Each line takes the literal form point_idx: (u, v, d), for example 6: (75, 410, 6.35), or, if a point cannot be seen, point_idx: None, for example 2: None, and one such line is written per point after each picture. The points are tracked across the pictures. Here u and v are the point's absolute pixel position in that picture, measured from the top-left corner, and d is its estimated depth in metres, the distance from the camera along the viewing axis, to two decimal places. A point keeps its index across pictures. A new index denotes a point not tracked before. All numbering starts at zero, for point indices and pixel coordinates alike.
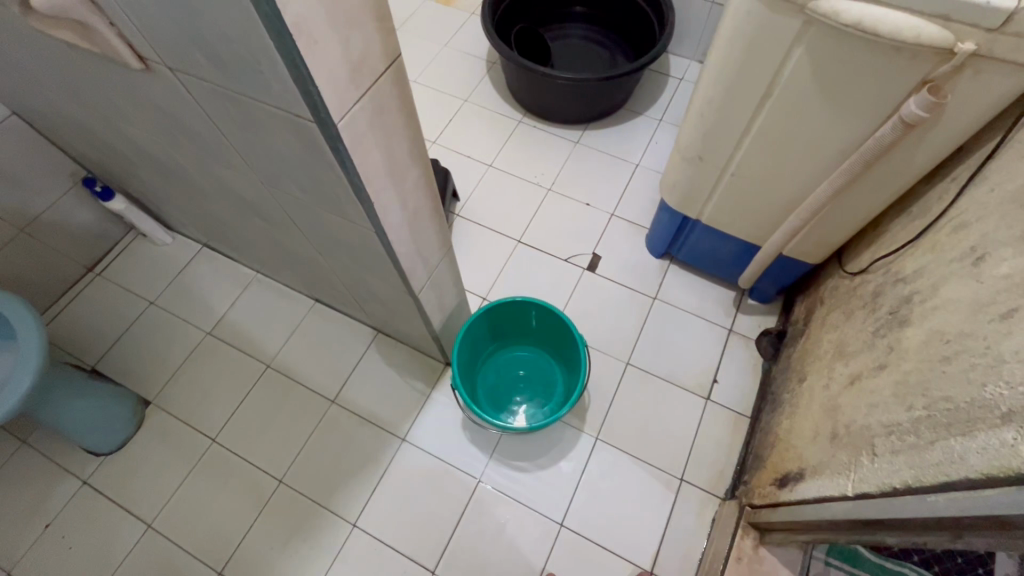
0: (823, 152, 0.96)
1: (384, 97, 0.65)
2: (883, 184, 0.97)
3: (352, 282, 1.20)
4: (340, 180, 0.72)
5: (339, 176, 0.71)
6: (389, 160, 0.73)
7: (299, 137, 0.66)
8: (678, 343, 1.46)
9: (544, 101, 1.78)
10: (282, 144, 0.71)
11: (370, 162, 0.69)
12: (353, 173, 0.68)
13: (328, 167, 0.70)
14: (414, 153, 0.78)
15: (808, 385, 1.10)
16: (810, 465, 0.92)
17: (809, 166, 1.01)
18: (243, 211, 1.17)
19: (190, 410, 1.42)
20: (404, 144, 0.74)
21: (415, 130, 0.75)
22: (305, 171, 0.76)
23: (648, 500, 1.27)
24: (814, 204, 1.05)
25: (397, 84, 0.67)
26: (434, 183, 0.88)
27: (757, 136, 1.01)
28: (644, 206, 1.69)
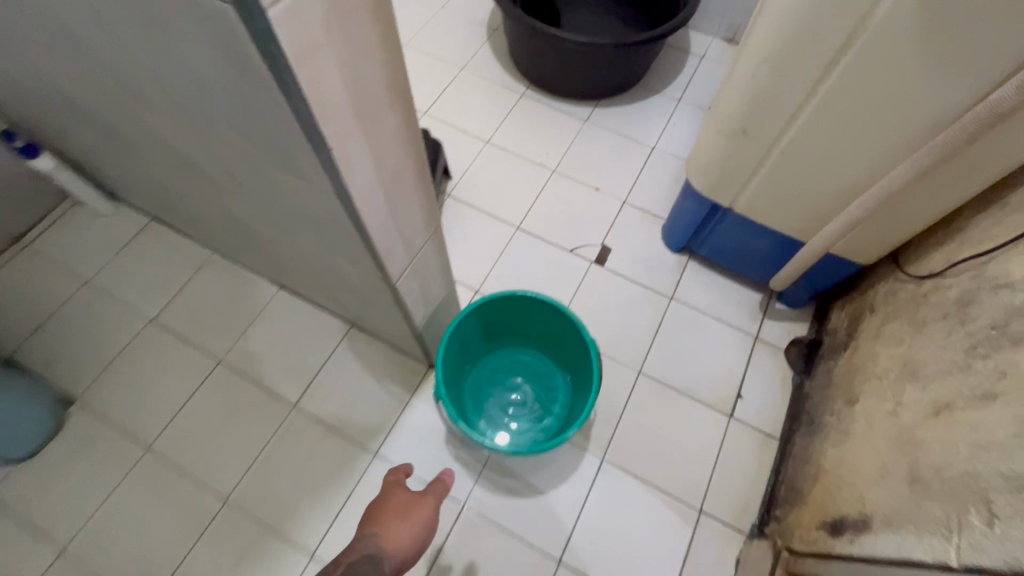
0: (912, 118, 0.79)
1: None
2: (981, 163, 0.79)
3: (318, 267, 0.99)
4: (287, 116, 0.51)
5: (286, 111, 0.50)
6: (358, 94, 0.53)
7: (226, 44, 0.45)
8: (697, 350, 1.28)
9: (551, 71, 1.58)
10: (206, 61, 0.50)
11: (326, 89, 0.48)
12: (302, 102, 0.47)
13: (269, 95, 0.49)
14: (393, 89, 0.57)
15: (864, 409, 0.91)
16: (881, 513, 0.74)
17: (889, 137, 0.83)
18: (185, 173, 0.95)
19: (123, 411, 1.20)
20: (379, 75, 0.54)
21: (396, 56, 0.55)
22: (242, 107, 0.55)
23: (662, 535, 1.08)
24: (887, 188, 0.86)
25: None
26: (420, 139, 0.68)
27: (824, 100, 0.83)
28: (660, 194, 1.50)
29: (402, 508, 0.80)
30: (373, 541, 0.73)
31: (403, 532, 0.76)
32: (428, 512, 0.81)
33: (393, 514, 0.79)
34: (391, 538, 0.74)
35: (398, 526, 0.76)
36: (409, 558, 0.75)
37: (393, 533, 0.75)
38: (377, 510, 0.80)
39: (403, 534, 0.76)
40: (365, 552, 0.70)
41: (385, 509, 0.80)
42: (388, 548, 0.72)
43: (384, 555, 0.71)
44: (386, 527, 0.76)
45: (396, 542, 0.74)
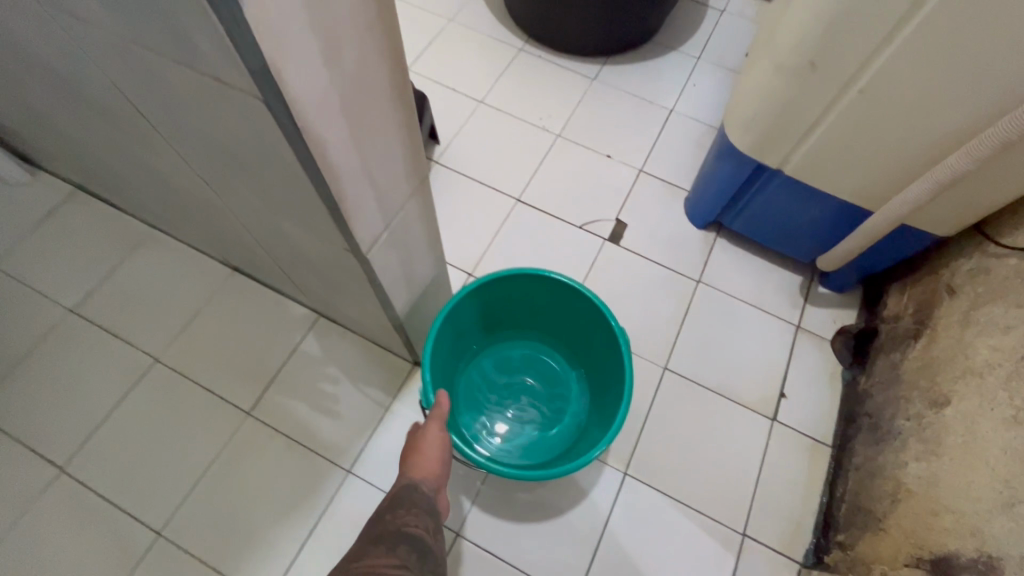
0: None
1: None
2: None
3: (270, 239, 0.77)
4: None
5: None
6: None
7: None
8: (731, 341, 1.09)
9: (554, 20, 1.36)
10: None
11: None
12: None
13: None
14: None
15: (961, 413, 0.73)
16: (1014, 556, 0.56)
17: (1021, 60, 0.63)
18: (87, 113, 0.72)
19: (32, 423, 0.97)
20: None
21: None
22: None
23: (699, 565, 0.90)
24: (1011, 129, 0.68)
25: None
26: (399, 39, 0.46)
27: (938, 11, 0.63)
28: (681, 162, 1.30)
29: (414, 437, 0.68)
30: (402, 476, 0.64)
31: (426, 458, 0.65)
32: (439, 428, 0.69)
33: (408, 446, 0.68)
34: (417, 466, 0.64)
35: (418, 455, 0.66)
36: (444, 478, 0.66)
37: (417, 461, 0.65)
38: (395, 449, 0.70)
39: (427, 457, 0.65)
40: (402, 487, 0.62)
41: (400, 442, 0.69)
42: (419, 478, 0.63)
43: (421, 485, 0.62)
44: (409, 457, 0.66)
45: (425, 468, 0.64)
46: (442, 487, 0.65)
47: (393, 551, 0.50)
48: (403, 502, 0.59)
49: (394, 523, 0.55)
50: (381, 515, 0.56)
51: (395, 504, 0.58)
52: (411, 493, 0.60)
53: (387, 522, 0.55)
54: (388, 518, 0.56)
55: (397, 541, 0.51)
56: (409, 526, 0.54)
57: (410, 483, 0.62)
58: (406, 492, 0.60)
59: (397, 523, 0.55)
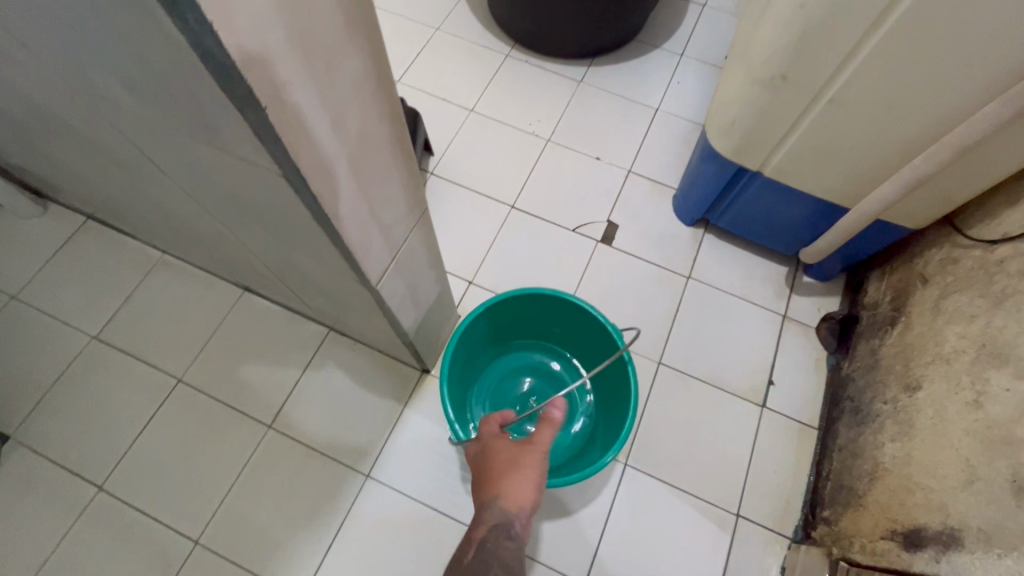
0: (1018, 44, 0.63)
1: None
2: None
3: (282, 267, 0.83)
4: (190, 57, 0.33)
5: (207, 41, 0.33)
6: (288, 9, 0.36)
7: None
8: (721, 334, 1.15)
9: (538, 26, 1.39)
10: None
11: (248, 22, 0.32)
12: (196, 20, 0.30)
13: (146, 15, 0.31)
14: (353, 26, 0.41)
15: (931, 397, 0.79)
16: (975, 527, 0.63)
17: (980, 71, 0.67)
18: (102, 161, 0.76)
19: (66, 447, 1.04)
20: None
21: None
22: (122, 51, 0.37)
23: (696, 545, 0.97)
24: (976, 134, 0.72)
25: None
26: (397, 96, 0.51)
27: (900, 27, 0.66)
28: (668, 160, 1.34)
29: (511, 460, 0.67)
30: (494, 511, 0.62)
31: (522, 484, 0.65)
32: (538, 454, 0.68)
33: (505, 464, 0.67)
34: (512, 498, 0.63)
35: (514, 480, 0.65)
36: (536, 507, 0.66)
37: (511, 490, 0.64)
38: (480, 472, 0.69)
39: (524, 485, 0.65)
40: (492, 530, 0.60)
41: (492, 464, 0.69)
42: (514, 514, 0.62)
43: (515, 523, 0.61)
44: (504, 485, 0.65)
45: (520, 500, 0.63)
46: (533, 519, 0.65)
47: None
48: (490, 559, 0.57)
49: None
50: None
51: (481, 561, 0.57)
52: (501, 540, 0.59)
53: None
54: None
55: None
56: None
57: (500, 523, 0.61)
58: (497, 538, 0.59)
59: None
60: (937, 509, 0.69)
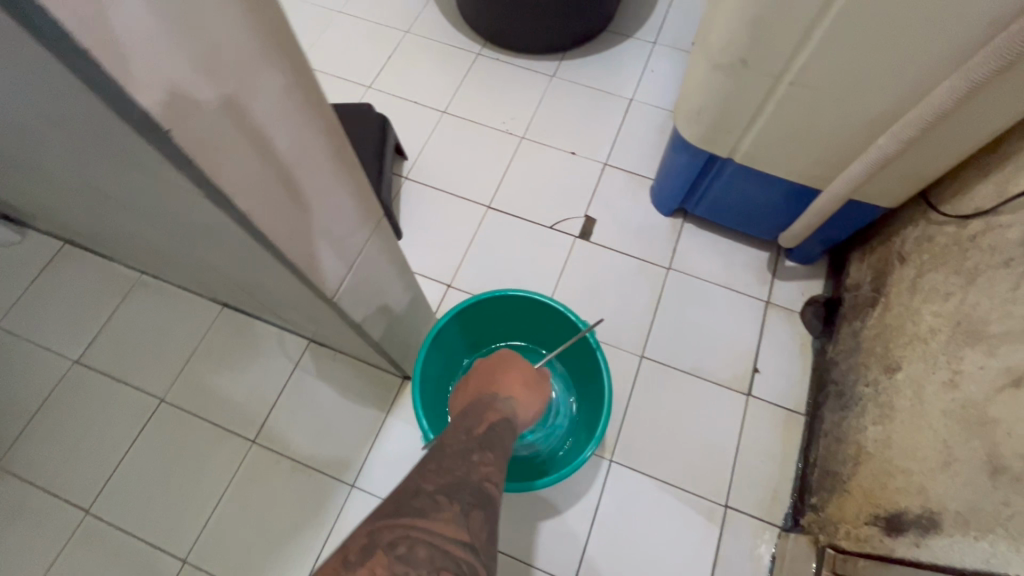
0: (972, 15, 0.61)
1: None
2: None
3: (248, 283, 0.82)
4: (75, 87, 0.32)
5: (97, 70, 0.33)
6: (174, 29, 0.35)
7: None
8: (703, 324, 1.14)
9: (507, 23, 1.38)
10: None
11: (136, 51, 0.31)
12: (68, 44, 0.29)
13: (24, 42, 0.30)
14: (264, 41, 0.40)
15: (911, 378, 0.78)
16: (952, 510, 0.62)
17: (937, 44, 0.66)
18: (59, 190, 0.76)
19: (53, 472, 1.04)
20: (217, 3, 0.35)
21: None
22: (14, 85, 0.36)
23: (685, 538, 0.96)
24: (937, 108, 0.70)
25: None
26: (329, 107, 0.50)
27: (852, 4, 0.65)
28: (644, 151, 1.33)
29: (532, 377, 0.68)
30: (509, 406, 0.61)
31: (532, 400, 0.65)
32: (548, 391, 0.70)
33: (523, 372, 0.67)
34: (522, 407, 0.63)
35: (528, 393, 0.65)
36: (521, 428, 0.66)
37: (524, 399, 0.64)
38: (494, 368, 0.67)
39: (533, 402, 0.65)
40: (503, 421, 0.58)
41: (508, 364, 0.67)
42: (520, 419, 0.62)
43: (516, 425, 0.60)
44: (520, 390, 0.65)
45: (526, 411, 0.64)
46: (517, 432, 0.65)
47: (464, 514, 0.45)
48: (495, 443, 0.54)
49: (478, 470, 0.49)
50: (465, 453, 0.51)
51: (487, 441, 0.53)
52: (508, 433, 0.57)
53: (471, 465, 0.49)
54: (475, 460, 0.50)
55: (472, 501, 0.46)
56: (486, 482, 0.49)
57: (511, 419, 0.59)
58: (506, 429, 0.57)
59: (479, 471, 0.49)
60: (919, 493, 0.68)
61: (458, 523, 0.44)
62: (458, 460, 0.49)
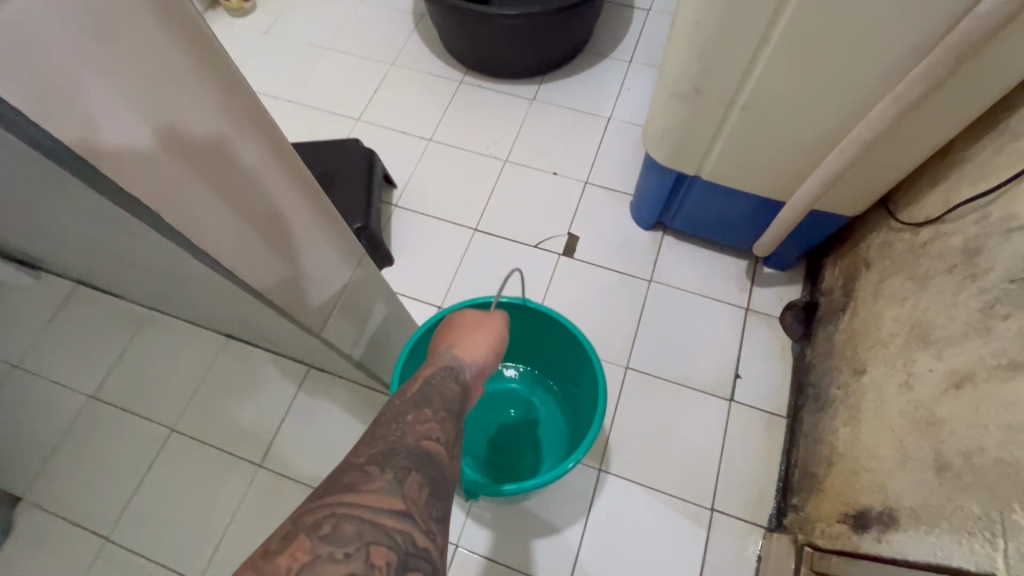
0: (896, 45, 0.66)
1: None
2: (977, 79, 0.67)
3: (244, 319, 0.88)
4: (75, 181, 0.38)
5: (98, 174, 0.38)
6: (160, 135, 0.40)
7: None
8: (685, 333, 1.18)
9: (486, 52, 1.44)
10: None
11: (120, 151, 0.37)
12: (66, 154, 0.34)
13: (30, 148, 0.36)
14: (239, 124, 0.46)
15: (875, 380, 0.82)
16: (907, 506, 0.65)
17: (867, 69, 0.70)
18: (69, 244, 0.82)
19: (75, 501, 1.11)
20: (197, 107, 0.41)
21: (232, 78, 0.43)
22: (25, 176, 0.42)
23: (672, 541, 1.00)
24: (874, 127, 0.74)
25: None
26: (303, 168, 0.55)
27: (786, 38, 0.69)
28: (623, 168, 1.38)
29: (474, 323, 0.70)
30: (448, 355, 0.61)
31: (477, 349, 0.65)
32: (500, 332, 0.70)
33: (465, 332, 0.68)
34: (465, 354, 0.63)
35: (471, 345, 0.65)
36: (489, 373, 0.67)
37: (467, 349, 0.64)
38: (441, 340, 0.69)
39: (478, 348, 0.65)
40: (439, 372, 0.57)
41: (455, 331, 0.69)
42: (464, 363, 0.61)
43: (461, 370, 0.59)
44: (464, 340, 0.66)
45: (473, 358, 0.63)
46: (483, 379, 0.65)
47: (399, 480, 0.42)
48: (432, 398, 0.52)
49: (414, 431, 0.47)
50: (400, 416, 0.48)
51: (422, 399, 0.52)
52: (450, 379, 0.57)
53: (405, 426, 0.47)
54: (409, 418, 0.48)
55: (407, 465, 0.44)
56: (425, 440, 0.47)
57: (452, 365, 0.59)
58: (443, 378, 0.56)
59: (416, 432, 0.47)
60: (881, 492, 0.71)
61: (392, 494, 0.41)
62: (396, 426, 0.47)
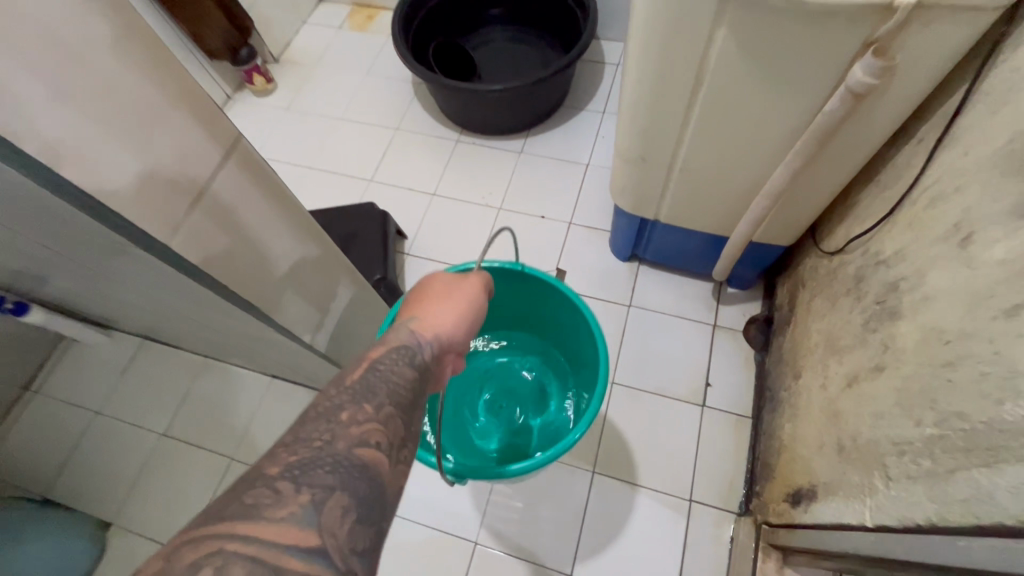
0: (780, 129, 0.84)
1: (223, 196, 0.67)
2: (849, 150, 0.84)
3: (293, 363, 1.09)
4: None
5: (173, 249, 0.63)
6: None
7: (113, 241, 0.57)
8: (661, 350, 1.37)
9: (476, 115, 1.67)
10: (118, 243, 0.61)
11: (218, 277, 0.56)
12: None
13: None
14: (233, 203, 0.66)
15: (806, 382, 0.99)
16: (823, 482, 0.83)
17: (763, 147, 0.89)
18: (159, 313, 1.05)
19: (152, 526, 1.33)
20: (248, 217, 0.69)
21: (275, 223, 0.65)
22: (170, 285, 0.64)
23: (657, 529, 1.18)
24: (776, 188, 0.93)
25: (239, 171, 0.68)
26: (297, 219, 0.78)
27: (699, 125, 0.89)
28: (601, 208, 1.59)
29: (441, 295, 0.70)
30: (407, 329, 0.62)
31: (437, 326, 0.65)
32: (467, 306, 0.70)
33: (430, 305, 0.69)
34: (425, 331, 0.63)
35: (432, 321, 0.65)
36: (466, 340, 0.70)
37: (428, 326, 0.64)
38: (407, 309, 0.70)
39: (439, 325, 0.65)
40: (392, 354, 0.57)
41: (423, 302, 0.70)
42: (421, 340, 0.61)
43: (417, 349, 0.60)
44: (424, 312, 0.67)
45: (433, 334, 0.64)
46: (454, 351, 0.67)
47: (312, 508, 0.42)
48: (374, 391, 0.53)
49: (345, 436, 0.48)
50: (333, 415, 0.49)
51: (363, 391, 0.52)
52: (402, 361, 0.57)
53: (338, 426, 0.48)
54: (344, 418, 0.49)
55: (328, 484, 0.44)
56: (356, 450, 0.47)
57: (408, 345, 0.60)
58: (392, 363, 0.57)
59: (347, 436, 0.48)
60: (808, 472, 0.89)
61: (305, 523, 0.42)
62: (329, 434, 0.47)
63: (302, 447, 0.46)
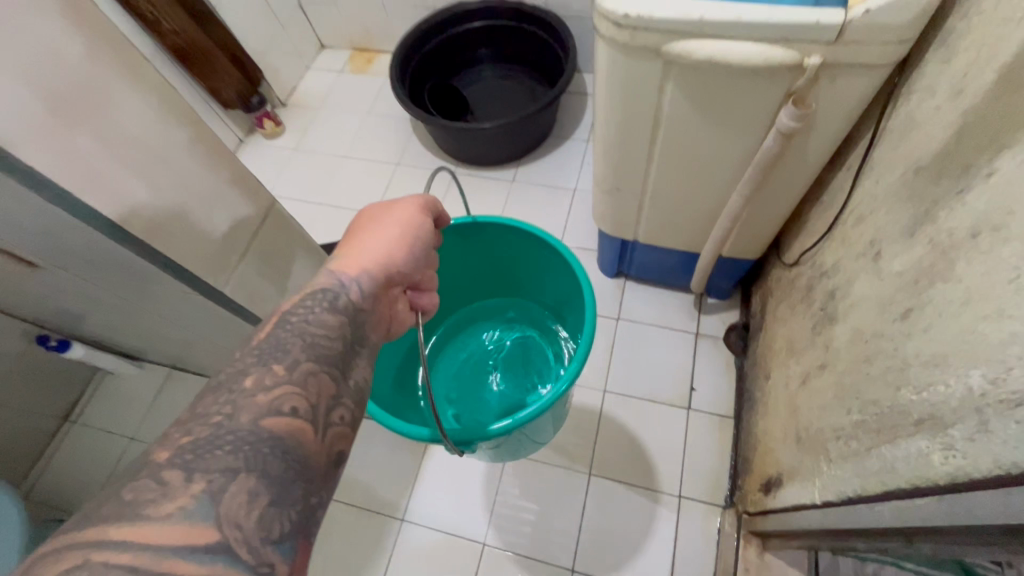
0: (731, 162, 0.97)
1: None
2: (792, 177, 0.96)
3: None
4: None
5: None
6: None
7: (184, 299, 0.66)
8: (648, 359, 1.48)
9: (470, 149, 1.81)
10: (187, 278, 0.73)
11: None
12: None
13: None
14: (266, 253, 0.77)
15: (774, 382, 1.10)
16: (787, 470, 0.93)
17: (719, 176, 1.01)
18: (192, 344, 1.17)
19: None
20: None
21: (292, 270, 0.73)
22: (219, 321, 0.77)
23: (651, 524, 1.28)
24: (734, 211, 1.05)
25: None
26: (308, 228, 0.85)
27: (661, 161, 1.02)
28: (589, 229, 1.72)
29: (372, 229, 0.73)
30: (335, 269, 0.67)
31: (367, 259, 0.69)
32: (399, 235, 0.73)
33: (362, 238, 0.72)
34: (353, 268, 0.67)
35: (361, 256, 0.69)
36: (408, 266, 0.73)
37: (357, 261, 0.68)
38: (343, 244, 0.73)
39: (370, 259, 0.69)
40: (315, 300, 0.62)
41: (356, 237, 0.73)
42: (349, 279, 0.65)
43: (342, 291, 0.64)
44: (356, 245, 0.71)
45: (361, 269, 0.67)
46: (391, 277, 0.71)
47: (206, 495, 0.45)
48: (282, 352, 0.56)
49: (246, 410, 0.51)
50: (237, 390, 0.52)
51: (273, 350, 0.56)
52: (321, 305, 0.62)
53: (241, 397, 0.52)
54: (250, 386, 0.52)
55: (224, 470, 0.46)
56: (257, 427, 0.50)
57: (334, 286, 0.64)
58: (312, 312, 0.61)
59: (249, 409, 0.51)
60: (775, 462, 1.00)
61: (200, 515, 0.44)
62: (230, 409, 0.51)
63: (200, 427, 0.49)
